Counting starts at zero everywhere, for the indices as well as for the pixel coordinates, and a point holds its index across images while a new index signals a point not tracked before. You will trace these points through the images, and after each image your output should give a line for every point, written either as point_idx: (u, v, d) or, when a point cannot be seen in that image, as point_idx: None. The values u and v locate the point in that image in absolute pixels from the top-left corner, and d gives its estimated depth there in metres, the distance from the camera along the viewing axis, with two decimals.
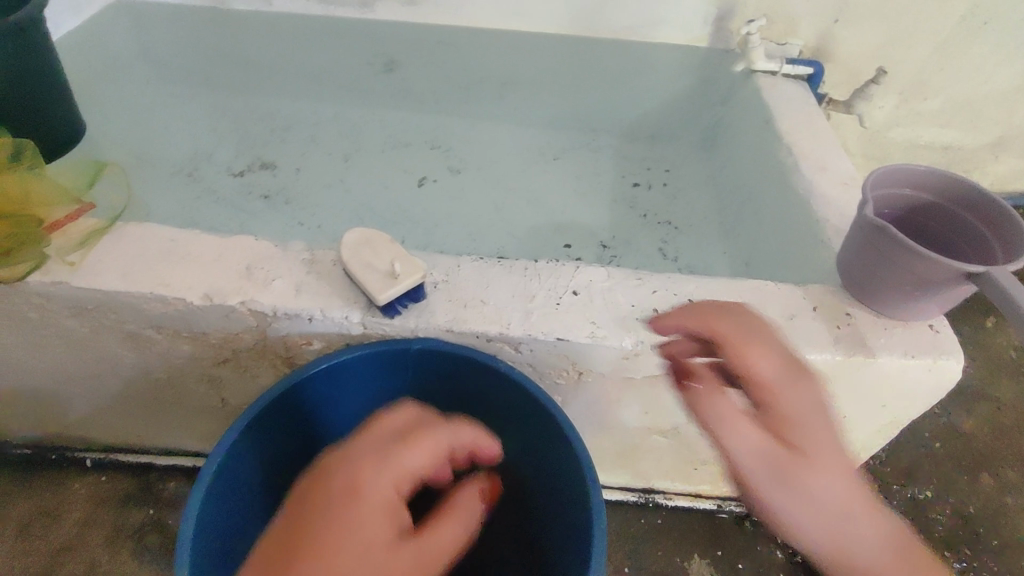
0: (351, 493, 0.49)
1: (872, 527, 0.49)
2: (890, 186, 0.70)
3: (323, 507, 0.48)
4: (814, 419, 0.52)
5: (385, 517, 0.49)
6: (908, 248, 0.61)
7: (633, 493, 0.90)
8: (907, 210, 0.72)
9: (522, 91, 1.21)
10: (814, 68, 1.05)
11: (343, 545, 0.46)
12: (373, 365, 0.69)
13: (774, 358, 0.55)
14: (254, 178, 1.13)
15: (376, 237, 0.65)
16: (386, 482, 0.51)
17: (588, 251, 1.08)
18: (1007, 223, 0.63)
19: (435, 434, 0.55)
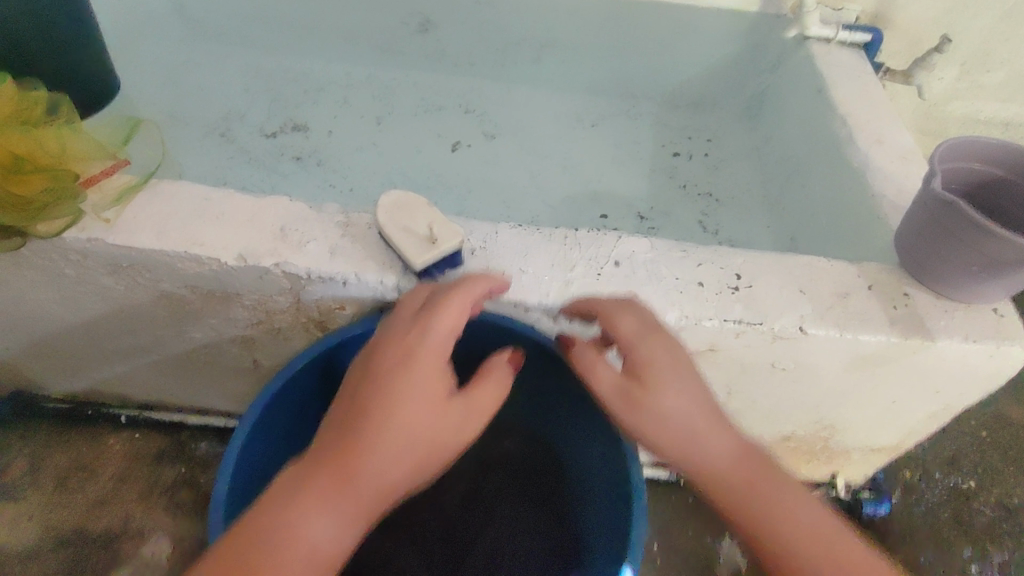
0: (403, 362, 0.51)
1: (720, 437, 0.54)
2: (958, 160, 0.66)
3: (375, 375, 0.51)
4: (666, 359, 0.55)
5: (435, 378, 0.51)
6: (979, 225, 0.57)
7: (664, 470, 0.88)
8: (974, 187, 0.68)
9: (558, 55, 1.16)
10: (873, 35, 0.98)
11: (398, 405, 0.49)
12: None
13: (631, 312, 0.57)
14: (286, 139, 1.12)
15: (413, 201, 0.64)
16: (433, 348, 0.52)
17: (625, 222, 1.05)
18: None
19: (462, 294, 0.54)
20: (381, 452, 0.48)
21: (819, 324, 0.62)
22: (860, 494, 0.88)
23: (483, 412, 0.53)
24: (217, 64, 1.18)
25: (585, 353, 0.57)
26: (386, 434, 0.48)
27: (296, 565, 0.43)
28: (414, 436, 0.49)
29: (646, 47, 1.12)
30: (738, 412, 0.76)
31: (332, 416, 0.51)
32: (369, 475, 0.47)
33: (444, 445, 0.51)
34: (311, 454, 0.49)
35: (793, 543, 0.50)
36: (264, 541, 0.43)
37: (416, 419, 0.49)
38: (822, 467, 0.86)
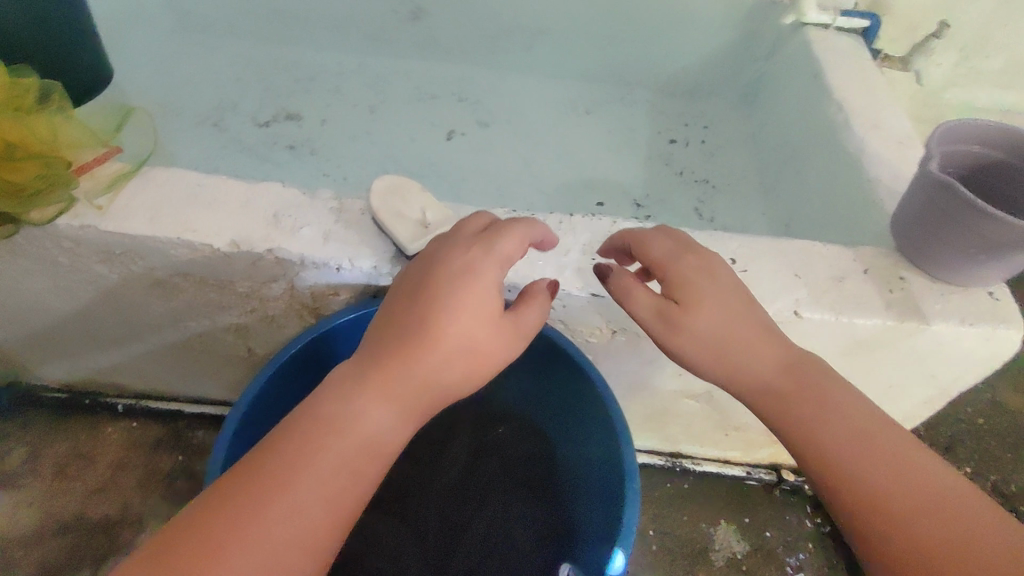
0: (461, 273, 0.51)
1: (764, 351, 0.51)
2: (956, 143, 0.65)
3: (433, 282, 0.50)
4: (702, 273, 0.53)
5: (492, 290, 0.51)
6: (976, 207, 0.56)
7: (660, 457, 0.88)
8: (972, 170, 0.68)
9: (553, 43, 1.15)
10: (871, 21, 0.98)
11: (453, 313, 0.49)
12: None
13: (661, 235, 0.55)
14: (280, 129, 1.12)
15: (406, 184, 0.64)
16: (494, 267, 0.51)
17: (621, 209, 1.05)
18: None
19: (523, 225, 0.54)
20: (435, 355, 0.48)
21: (814, 307, 0.61)
22: None
23: (532, 330, 0.54)
24: (211, 54, 1.18)
25: (619, 279, 0.54)
26: (441, 340, 0.48)
27: (352, 450, 0.45)
28: (467, 343, 0.50)
29: (642, 35, 1.12)
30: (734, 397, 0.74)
31: (387, 316, 0.51)
32: (422, 377, 0.48)
33: (493, 356, 0.51)
34: (367, 349, 0.50)
35: (844, 451, 0.47)
36: (321, 426, 0.45)
37: (470, 328, 0.49)
38: None
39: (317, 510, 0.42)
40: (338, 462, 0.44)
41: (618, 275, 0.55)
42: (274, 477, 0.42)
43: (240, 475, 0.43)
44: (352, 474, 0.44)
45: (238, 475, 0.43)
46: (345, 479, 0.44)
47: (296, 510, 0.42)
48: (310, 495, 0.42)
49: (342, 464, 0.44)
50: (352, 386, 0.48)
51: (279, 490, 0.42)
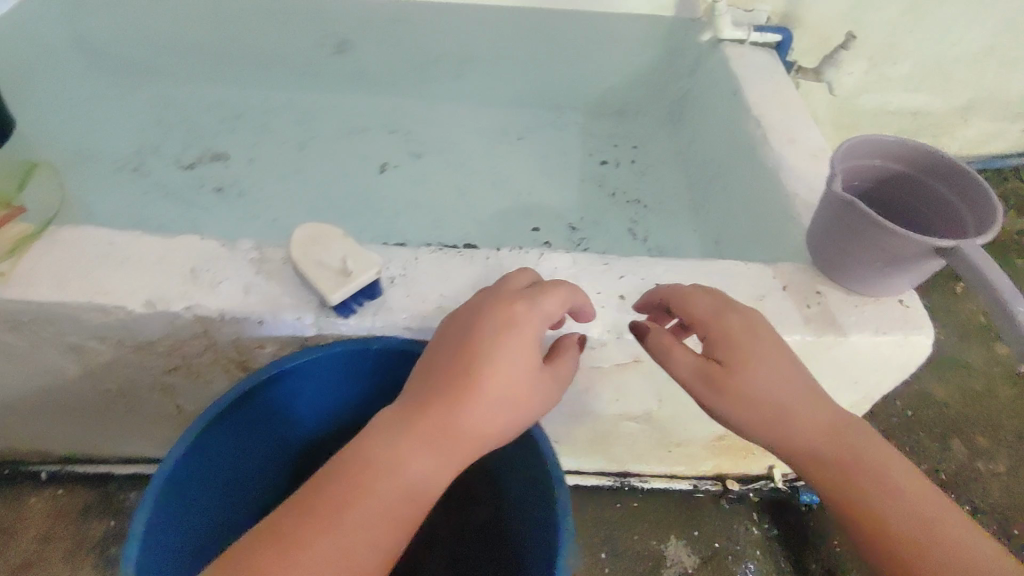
0: (502, 329, 0.52)
1: (808, 407, 0.53)
2: (861, 157, 0.68)
3: (476, 335, 0.52)
4: (748, 333, 0.54)
5: (530, 345, 0.52)
6: (879, 224, 0.59)
7: (609, 478, 0.88)
8: (877, 181, 0.71)
9: (482, 70, 1.16)
10: (782, 35, 1.03)
11: (493, 368, 0.50)
12: (334, 365, 0.66)
13: (701, 293, 0.57)
14: (204, 170, 1.09)
15: (327, 232, 0.62)
16: (531, 324, 0.53)
17: (556, 234, 1.06)
18: (977, 192, 0.62)
19: (565, 287, 0.56)
20: (477, 408, 0.50)
21: None
22: (796, 483, 0.89)
23: (567, 381, 0.56)
24: (130, 96, 1.15)
25: (662, 338, 0.56)
26: (482, 394, 0.50)
27: (394, 498, 0.47)
28: (508, 397, 0.51)
29: (567, 58, 1.14)
30: (673, 417, 0.76)
31: (429, 365, 0.53)
32: (464, 429, 0.50)
33: (533, 405, 0.53)
34: (412, 395, 0.52)
35: (854, 471, 0.51)
36: (368, 473, 0.48)
37: (509, 382, 0.51)
38: (760, 461, 0.86)
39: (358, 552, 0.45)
40: (381, 510, 0.47)
41: (661, 334, 0.56)
42: (320, 520, 0.45)
43: (288, 514, 0.46)
44: (391, 523, 0.47)
45: (286, 515, 0.46)
46: (385, 525, 0.46)
47: (341, 553, 0.44)
48: (353, 541, 0.45)
49: (384, 511, 0.47)
50: (395, 434, 0.49)
51: (325, 534, 0.45)
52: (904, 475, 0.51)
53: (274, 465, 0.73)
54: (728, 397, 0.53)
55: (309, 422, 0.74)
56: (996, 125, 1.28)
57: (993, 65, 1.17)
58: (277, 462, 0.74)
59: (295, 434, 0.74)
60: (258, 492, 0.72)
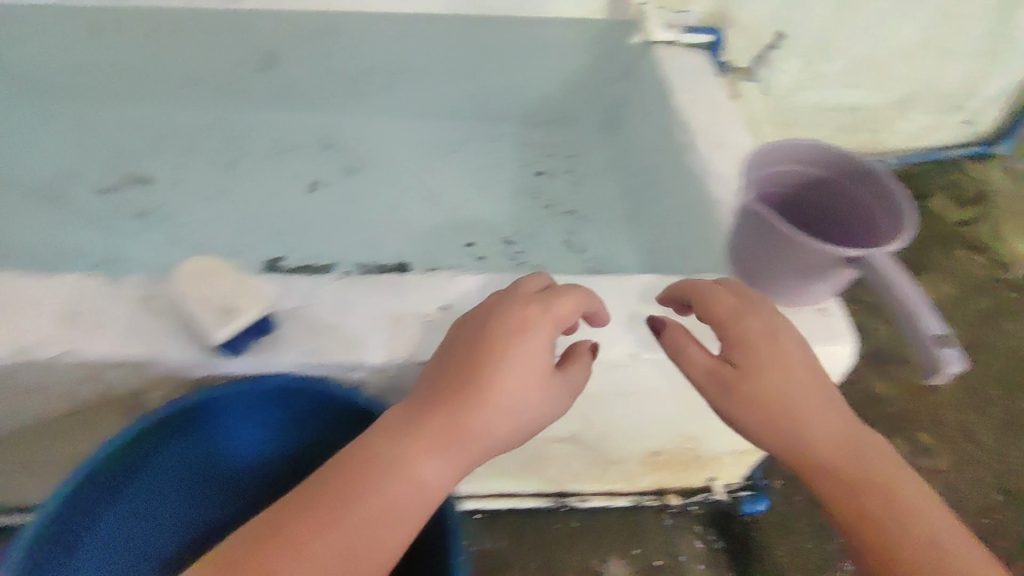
0: (514, 335, 0.53)
1: (827, 416, 0.53)
2: (775, 163, 0.66)
3: (488, 341, 0.53)
4: (766, 337, 0.54)
5: (542, 352, 0.53)
6: (791, 234, 0.57)
7: (547, 499, 0.86)
8: (795, 186, 0.69)
9: (415, 81, 1.12)
10: (714, 35, 1.02)
11: (504, 375, 0.52)
12: (247, 404, 0.62)
13: (722, 291, 0.56)
14: (123, 195, 1.05)
15: (213, 267, 0.58)
16: (543, 332, 0.54)
17: (491, 249, 1.04)
18: (889, 196, 0.61)
19: (580, 292, 0.57)
20: (486, 413, 0.51)
21: (651, 348, 0.62)
22: (738, 493, 0.88)
23: (577, 390, 0.56)
24: (44, 119, 1.10)
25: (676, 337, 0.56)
26: (492, 399, 0.51)
27: (401, 498, 0.49)
28: (516, 402, 0.52)
29: (500, 66, 1.11)
30: (601, 437, 0.74)
31: (442, 367, 0.54)
32: (474, 431, 0.51)
33: (542, 410, 0.54)
34: (426, 396, 0.53)
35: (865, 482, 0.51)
36: (380, 471, 0.49)
37: (519, 387, 0.52)
38: (699, 473, 0.83)
39: (362, 549, 0.46)
40: (388, 510, 0.48)
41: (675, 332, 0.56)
42: (325, 516, 0.46)
43: (293, 509, 0.47)
44: (397, 522, 0.48)
45: (295, 508, 0.47)
46: (390, 524, 0.48)
47: (346, 549, 0.46)
48: (359, 538, 0.46)
49: (393, 510, 0.48)
50: (408, 434, 0.51)
51: (332, 530, 0.46)
52: (910, 491, 0.50)
53: (200, 500, 0.70)
54: (737, 398, 0.53)
55: (236, 455, 0.70)
56: (935, 117, 1.28)
57: (927, 59, 1.16)
58: (204, 496, 0.71)
59: (223, 467, 0.70)
60: (182, 525, 0.70)
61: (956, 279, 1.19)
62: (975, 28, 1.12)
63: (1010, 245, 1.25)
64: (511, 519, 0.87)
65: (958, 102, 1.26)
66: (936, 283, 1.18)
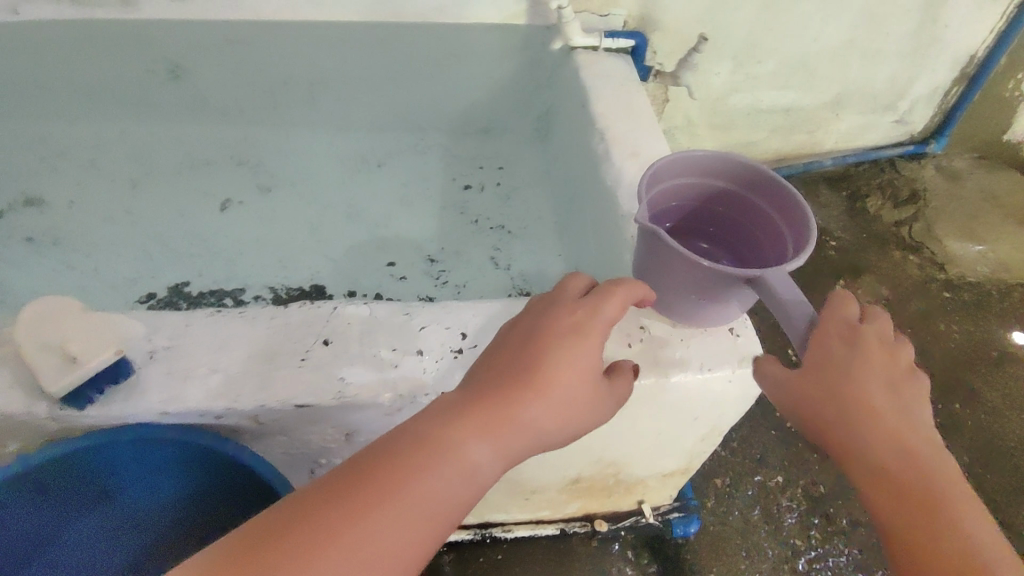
0: (571, 329, 0.48)
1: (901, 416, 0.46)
2: (676, 176, 0.62)
3: (546, 332, 0.47)
4: (843, 351, 0.47)
5: (594, 357, 0.48)
6: (681, 255, 0.53)
7: (469, 531, 0.82)
8: (703, 197, 0.65)
9: (333, 93, 1.06)
10: (635, 40, 0.99)
11: (558, 373, 0.46)
12: (149, 451, 0.57)
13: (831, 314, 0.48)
14: (14, 219, 0.98)
15: (62, 309, 0.53)
16: (595, 341, 0.48)
17: (414, 268, 0.99)
18: (794, 211, 0.57)
19: (626, 286, 0.50)
20: (538, 412, 0.45)
21: None
22: (669, 516, 0.84)
23: (614, 409, 0.50)
24: None
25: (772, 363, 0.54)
26: (546, 397, 0.45)
27: (442, 498, 0.42)
28: (565, 404, 0.46)
29: (421, 75, 1.06)
30: (514, 470, 0.70)
31: (492, 361, 0.48)
32: (524, 425, 0.45)
33: (585, 417, 0.48)
34: (472, 383, 0.47)
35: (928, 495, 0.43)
36: (422, 457, 0.42)
37: (570, 388, 0.46)
38: (625, 499, 0.80)
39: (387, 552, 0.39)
40: (428, 504, 0.41)
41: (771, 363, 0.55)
42: (357, 504, 0.39)
43: (306, 507, 0.39)
44: (434, 519, 0.41)
45: (319, 494, 0.40)
46: (422, 529, 0.41)
47: (373, 541, 0.39)
48: (389, 533, 0.39)
49: (433, 504, 0.41)
50: (452, 422, 0.44)
51: (359, 520, 0.39)
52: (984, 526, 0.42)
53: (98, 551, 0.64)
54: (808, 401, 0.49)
55: (138, 497, 0.62)
56: (866, 117, 1.27)
57: (855, 59, 1.15)
58: (105, 546, 0.64)
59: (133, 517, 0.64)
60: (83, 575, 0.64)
61: (893, 281, 1.18)
62: (901, 27, 1.11)
63: (945, 244, 1.24)
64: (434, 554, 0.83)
65: (888, 102, 1.25)
66: (873, 285, 1.17)
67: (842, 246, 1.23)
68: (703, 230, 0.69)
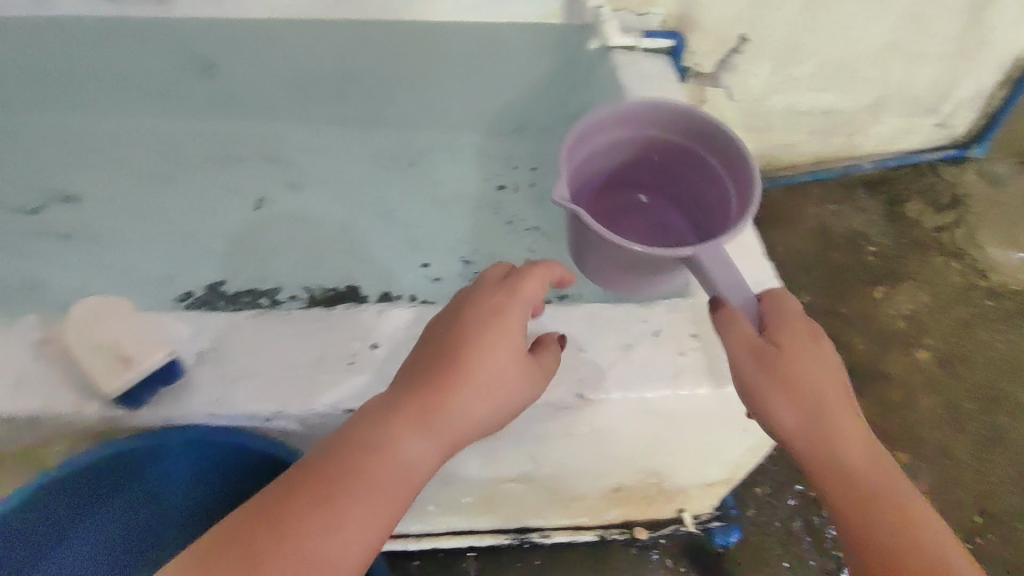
0: (485, 316, 0.50)
1: (848, 425, 0.50)
2: (615, 127, 0.66)
3: (467, 321, 0.50)
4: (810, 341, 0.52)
5: (518, 336, 0.50)
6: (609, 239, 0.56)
7: (506, 536, 0.81)
8: (641, 144, 0.70)
9: (366, 90, 1.05)
10: (675, 40, 0.97)
11: (483, 355, 0.48)
12: (199, 453, 0.56)
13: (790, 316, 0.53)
14: (50, 216, 0.95)
15: (111, 308, 0.53)
16: (514, 323, 0.50)
17: (447, 268, 0.97)
18: (733, 157, 0.62)
19: (541, 268, 0.53)
20: (468, 392, 0.48)
21: (599, 388, 0.56)
22: (709, 524, 0.83)
23: (546, 379, 0.53)
24: None
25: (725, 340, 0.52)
26: (473, 377, 0.48)
27: (391, 483, 0.45)
28: (498, 380, 0.49)
29: (455, 74, 1.04)
30: (557, 476, 0.68)
31: (426, 353, 0.50)
32: (454, 413, 0.47)
33: (519, 392, 0.50)
34: (405, 381, 0.49)
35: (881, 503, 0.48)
36: (350, 462, 0.45)
37: (501, 366, 0.49)
38: (665, 507, 0.78)
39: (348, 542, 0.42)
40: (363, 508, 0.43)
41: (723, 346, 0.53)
42: (315, 500, 0.42)
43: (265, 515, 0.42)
44: (381, 513, 0.44)
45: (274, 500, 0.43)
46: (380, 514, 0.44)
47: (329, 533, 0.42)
48: (328, 546, 0.41)
49: (369, 505, 0.43)
50: (376, 425, 0.46)
51: (292, 539, 0.41)
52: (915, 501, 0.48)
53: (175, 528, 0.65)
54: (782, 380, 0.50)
55: (182, 494, 0.62)
56: (907, 120, 1.24)
57: (897, 61, 1.13)
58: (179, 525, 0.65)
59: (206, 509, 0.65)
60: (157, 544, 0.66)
61: (933, 287, 1.16)
62: (947, 28, 1.08)
63: (985, 251, 1.22)
64: (469, 559, 0.82)
65: (930, 105, 1.22)
66: (913, 292, 1.15)
67: (881, 252, 1.20)
68: (640, 174, 0.75)
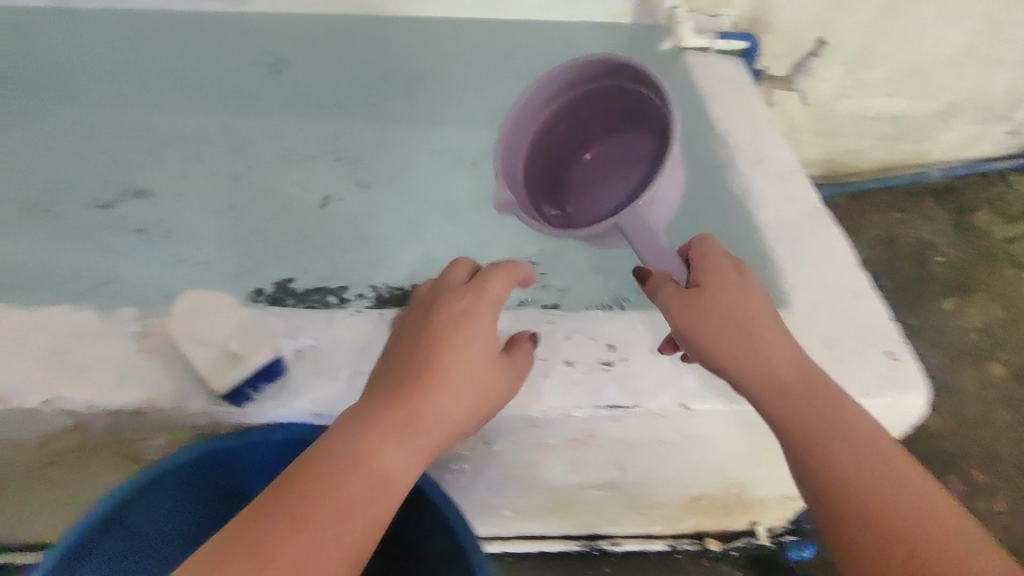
0: (451, 323, 0.49)
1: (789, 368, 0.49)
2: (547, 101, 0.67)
3: (429, 317, 0.50)
4: (733, 274, 0.52)
5: (490, 330, 0.50)
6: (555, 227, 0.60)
7: (576, 542, 0.81)
8: (587, 105, 0.68)
9: (432, 89, 1.03)
10: (749, 43, 0.94)
11: (447, 343, 0.48)
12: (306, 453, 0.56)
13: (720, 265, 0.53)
14: (127, 210, 0.96)
15: (212, 300, 0.53)
16: (482, 316, 0.50)
17: None
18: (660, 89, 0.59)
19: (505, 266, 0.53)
20: (435, 385, 0.47)
21: (702, 398, 0.54)
22: (783, 538, 0.80)
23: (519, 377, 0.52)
24: (35, 124, 1.01)
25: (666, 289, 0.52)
26: (441, 367, 0.47)
27: (361, 475, 0.42)
28: (464, 373, 0.48)
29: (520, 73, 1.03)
30: (640, 484, 0.67)
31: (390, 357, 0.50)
32: (421, 403, 0.46)
33: (487, 387, 0.49)
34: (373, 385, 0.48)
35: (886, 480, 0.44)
36: (322, 469, 0.42)
37: (464, 357, 0.48)
38: (741, 518, 0.77)
39: (319, 542, 0.38)
40: (346, 515, 0.40)
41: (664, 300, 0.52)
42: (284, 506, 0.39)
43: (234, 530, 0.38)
44: (353, 507, 0.41)
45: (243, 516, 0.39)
46: (351, 508, 0.41)
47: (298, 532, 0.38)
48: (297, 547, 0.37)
49: (342, 502, 0.41)
50: (351, 438, 0.44)
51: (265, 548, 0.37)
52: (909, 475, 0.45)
53: None
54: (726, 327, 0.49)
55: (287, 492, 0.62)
56: (978, 128, 1.21)
57: (973, 66, 1.10)
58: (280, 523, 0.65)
59: None
60: None
61: (1005, 299, 1.12)
62: None
63: None
64: (536, 563, 0.81)
65: (1004, 111, 1.18)
66: (984, 304, 1.11)
67: (950, 262, 1.17)
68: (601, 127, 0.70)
